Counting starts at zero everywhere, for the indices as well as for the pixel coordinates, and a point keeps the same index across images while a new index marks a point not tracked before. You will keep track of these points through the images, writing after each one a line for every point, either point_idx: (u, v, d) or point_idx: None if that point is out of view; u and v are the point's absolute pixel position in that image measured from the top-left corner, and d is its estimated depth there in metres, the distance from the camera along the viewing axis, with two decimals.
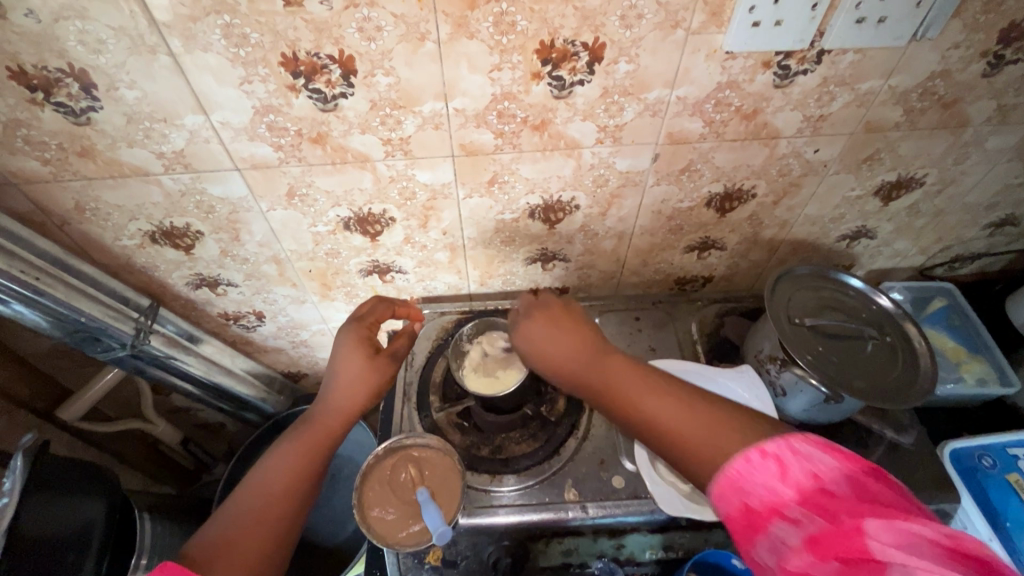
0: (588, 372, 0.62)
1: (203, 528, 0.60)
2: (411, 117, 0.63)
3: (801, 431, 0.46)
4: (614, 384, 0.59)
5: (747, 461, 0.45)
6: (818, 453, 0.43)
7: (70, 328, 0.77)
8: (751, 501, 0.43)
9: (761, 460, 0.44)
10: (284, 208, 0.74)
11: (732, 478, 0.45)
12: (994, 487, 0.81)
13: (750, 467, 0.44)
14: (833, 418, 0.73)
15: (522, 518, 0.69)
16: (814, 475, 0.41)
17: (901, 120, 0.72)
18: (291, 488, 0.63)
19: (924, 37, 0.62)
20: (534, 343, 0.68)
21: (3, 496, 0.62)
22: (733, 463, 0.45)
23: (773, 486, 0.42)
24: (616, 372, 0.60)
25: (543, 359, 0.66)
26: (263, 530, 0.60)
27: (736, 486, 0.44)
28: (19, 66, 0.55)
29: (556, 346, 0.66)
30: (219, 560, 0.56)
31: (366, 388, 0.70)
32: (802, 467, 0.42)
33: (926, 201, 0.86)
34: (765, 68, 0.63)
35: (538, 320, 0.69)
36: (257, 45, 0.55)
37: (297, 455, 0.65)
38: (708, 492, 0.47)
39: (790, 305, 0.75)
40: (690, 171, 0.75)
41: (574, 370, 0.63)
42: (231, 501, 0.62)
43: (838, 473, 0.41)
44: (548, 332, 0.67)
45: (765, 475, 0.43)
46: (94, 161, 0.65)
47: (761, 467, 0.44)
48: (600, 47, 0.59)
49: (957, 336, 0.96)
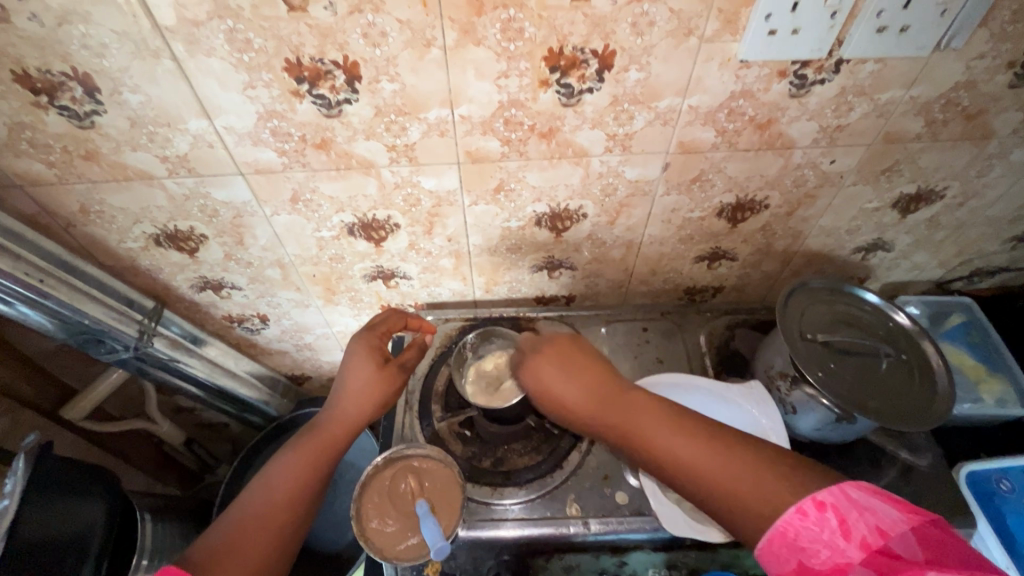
0: (607, 416, 0.60)
1: (207, 531, 0.59)
2: (417, 123, 0.62)
3: (858, 480, 0.45)
4: (636, 426, 0.57)
5: (801, 513, 0.44)
6: (878, 505, 0.42)
7: (76, 330, 0.78)
8: (812, 561, 0.42)
9: (816, 513, 0.44)
10: (288, 213, 0.73)
11: (786, 533, 0.44)
12: (1012, 512, 0.78)
13: (805, 521, 0.44)
14: (846, 438, 0.71)
15: (524, 533, 0.68)
16: (877, 530, 0.41)
17: (923, 132, 0.69)
18: (296, 494, 0.62)
19: (949, 47, 0.60)
20: (546, 383, 0.66)
21: (4, 499, 0.61)
22: (785, 517, 0.45)
23: (834, 543, 0.42)
24: (634, 411, 0.59)
25: (557, 400, 0.65)
26: (267, 537, 0.59)
27: (790, 542, 0.44)
28: (23, 69, 0.54)
29: (572, 387, 0.64)
30: (220, 565, 0.55)
31: (376, 398, 0.70)
32: (864, 522, 0.41)
33: (946, 214, 0.83)
34: (781, 77, 0.61)
35: (547, 358, 0.67)
36: (260, 50, 0.54)
37: (303, 461, 0.65)
38: (758, 547, 0.46)
39: (803, 320, 0.73)
40: (702, 181, 0.73)
41: (592, 414, 0.62)
42: (235, 506, 0.61)
43: (901, 527, 0.40)
44: (560, 371, 0.66)
45: (824, 531, 0.43)
46: (98, 164, 0.65)
47: (819, 521, 0.43)
48: (610, 54, 0.57)
49: (976, 353, 0.93)
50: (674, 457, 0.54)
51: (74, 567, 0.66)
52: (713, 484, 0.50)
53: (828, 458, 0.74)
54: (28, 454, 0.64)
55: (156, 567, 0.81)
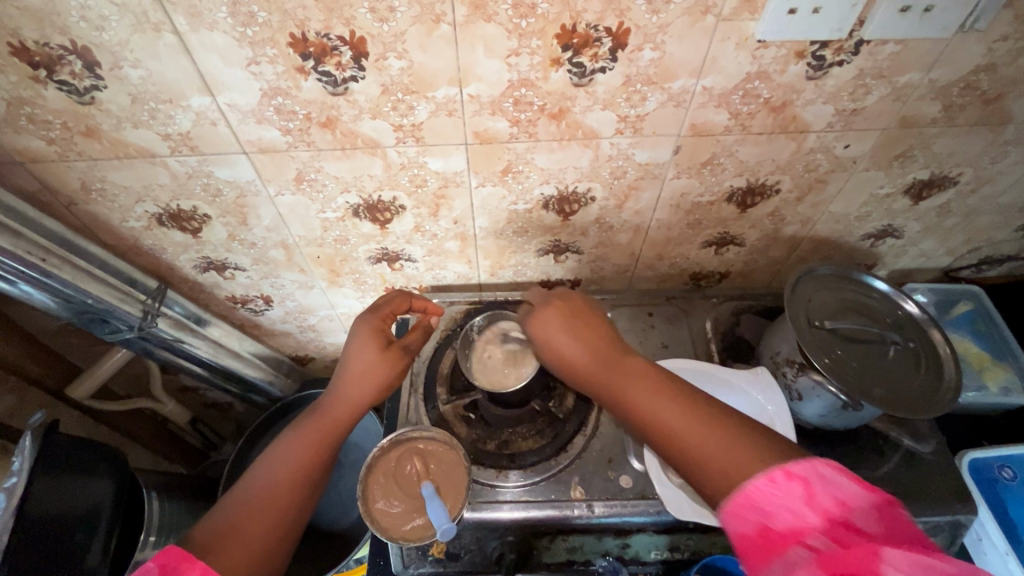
0: (603, 379, 0.61)
1: (208, 515, 0.58)
2: (424, 102, 0.61)
3: (825, 457, 0.46)
4: (628, 389, 0.59)
5: (770, 481, 0.45)
6: (843, 480, 0.43)
7: (78, 309, 0.77)
8: (771, 523, 0.43)
9: (785, 481, 0.44)
10: (292, 193, 0.72)
11: (753, 497, 0.45)
12: (1012, 499, 0.79)
13: (773, 488, 0.44)
14: (850, 424, 0.71)
15: (526, 515, 0.68)
16: (840, 502, 0.42)
17: (940, 116, 0.68)
18: (296, 478, 0.62)
19: (972, 28, 0.58)
20: (549, 339, 0.67)
21: (14, 476, 0.61)
22: (756, 483, 0.45)
23: (798, 509, 0.42)
24: (630, 376, 0.60)
25: (553, 353, 0.66)
26: (266, 522, 0.58)
27: (755, 506, 0.44)
28: (20, 41, 0.53)
29: (573, 343, 0.65)
30: (221, 548, 0.55)
31: (378, 382, 0.69)
32: (829, 494, 0.42)
33: (958, 201, 0.82)
34: (799, 58, 0.60)
35: (551, 318, 0.67)
36: (265, 24, 0.53)
37: (303, 445, 0.64)
38: (721, 509, 0.47)
39: (810, 307, 0.73)
40: (713, 164, 0.72)
41: (589, 375, 0.63)
42: (238, 489, 0.61)
43: (865, 502, 0.41)
44: (564, 328, 0.66)
45: (789, 497, 0.43)
46: (99, 141, 0.64)
47: (785, 489, 0.44)
48: (624, 32, 0.56)
49: (982, 342, 0.93)
50: (654, 419, 0.55)
51: (83, 543, 0.67)
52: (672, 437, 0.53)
53: (834, 445, 0.74)
54: (34, 434, 0.64)
55: (162, 543, 0.82)
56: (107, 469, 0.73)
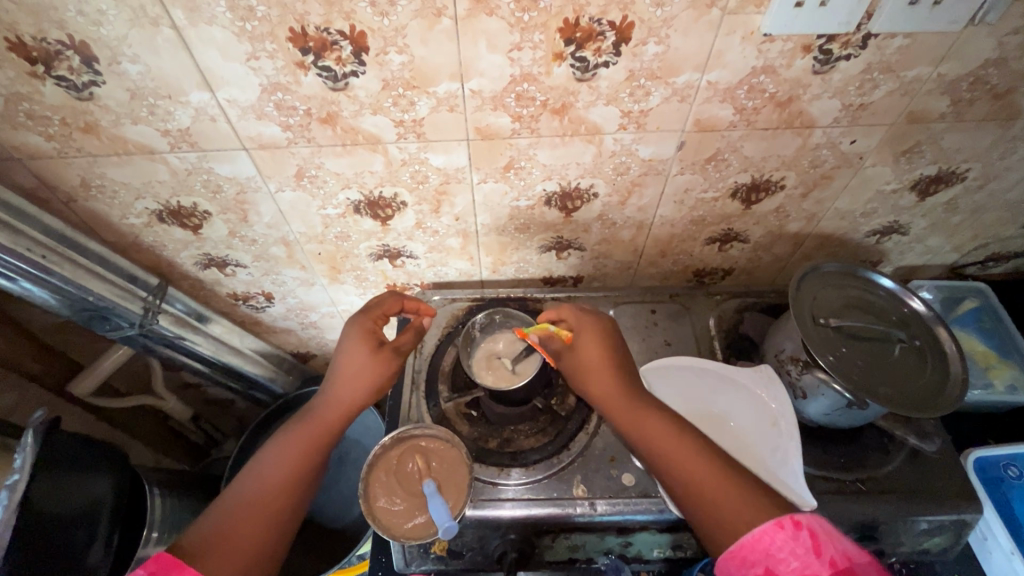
0: (626, 410, 0.65)
1: (200, 519, 0.59)
2: (425, 98, 0.60)
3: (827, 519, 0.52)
4: (650, 426, 0.63)
5: (778, 526, 0.51)
6: (844, 539, 0.49)
7: (79, 306, 0.77)
8: (777, 567, 0.49)
9: (792, 528, 0.50)
10: (293, 189, 0.72)
11: (760, 540, 0.51)
12: (1018, 497, 0.79)
13: (781, 533, 0.50)
14: (855, 423, 0.71)
15: (528, 513, 0.68)
16: (844, 554, 0.47)
17: (948, 111, 0.67)
18: (287, 482, 0.62)
19: (982, 22, 0.57)
20: (585, 360, 0.70)
21: (15, 472, 0.61)
22: (764, 526, 0.51)
23: (804, 557, 0.48)
24: (653, 415, 0.64)
25: (580, 367, 0.70)
26: (258, 527, 0.58)
27: (763, 549, 0.50)
28: (17, 36, 0.52)
29: (605, 371, 0.68)
30: (213, 555, 0.55)
31: (367, 383, 0.68)
32: (834, 546, 0.48)
33: (965, 197, 0.81)
34: (805, 52, 0.59)
35: (589, 338, 0.72)
36: (264, 19, 0.52)
37: (293, 449, 0.64)
38: (728, 548, 0.52)
39: (814, 305, 0.72)
40: (717, 160, 0.71)
41: (613, 403, 0.66)
42: (229, 495, 0.61)
43: (864, 558, 0.47)
44: (601, 354, 0.70)
45: (796, 544, 0.49)
46: (98, 137, 0.63)
47: (792, 535, 0.50)
48: (628, 26, 0.55)
49: (988, 339, 0.92)
50: (671, 458, 0.59)
51: (84, 541, 0.67)
52: (681, 470, 0.58)
53: (838, 443, 0.74)
54: (35, 430, 0.64)
55: (165, 540, 0.82)
56: (109, 466, 0.74)
